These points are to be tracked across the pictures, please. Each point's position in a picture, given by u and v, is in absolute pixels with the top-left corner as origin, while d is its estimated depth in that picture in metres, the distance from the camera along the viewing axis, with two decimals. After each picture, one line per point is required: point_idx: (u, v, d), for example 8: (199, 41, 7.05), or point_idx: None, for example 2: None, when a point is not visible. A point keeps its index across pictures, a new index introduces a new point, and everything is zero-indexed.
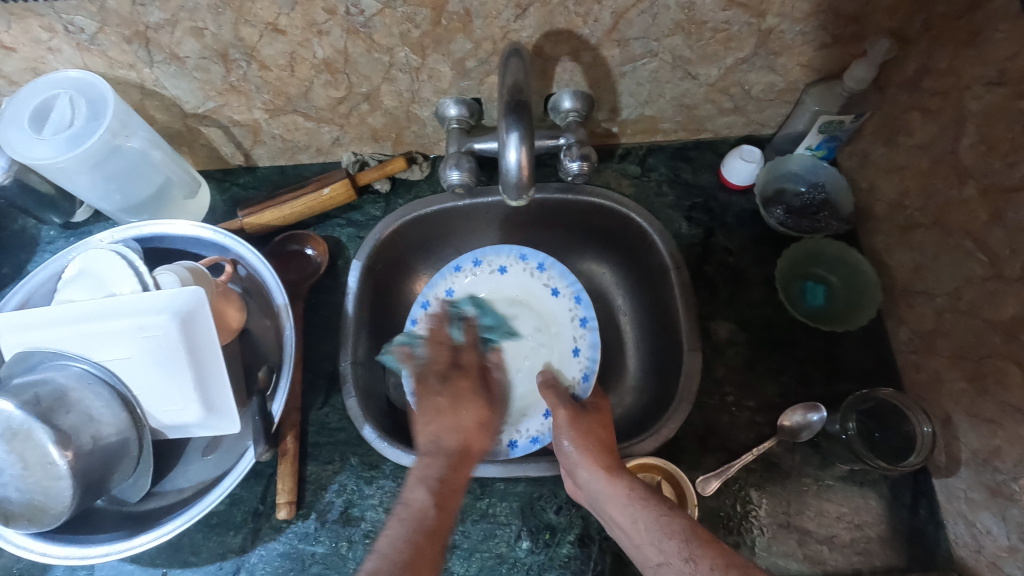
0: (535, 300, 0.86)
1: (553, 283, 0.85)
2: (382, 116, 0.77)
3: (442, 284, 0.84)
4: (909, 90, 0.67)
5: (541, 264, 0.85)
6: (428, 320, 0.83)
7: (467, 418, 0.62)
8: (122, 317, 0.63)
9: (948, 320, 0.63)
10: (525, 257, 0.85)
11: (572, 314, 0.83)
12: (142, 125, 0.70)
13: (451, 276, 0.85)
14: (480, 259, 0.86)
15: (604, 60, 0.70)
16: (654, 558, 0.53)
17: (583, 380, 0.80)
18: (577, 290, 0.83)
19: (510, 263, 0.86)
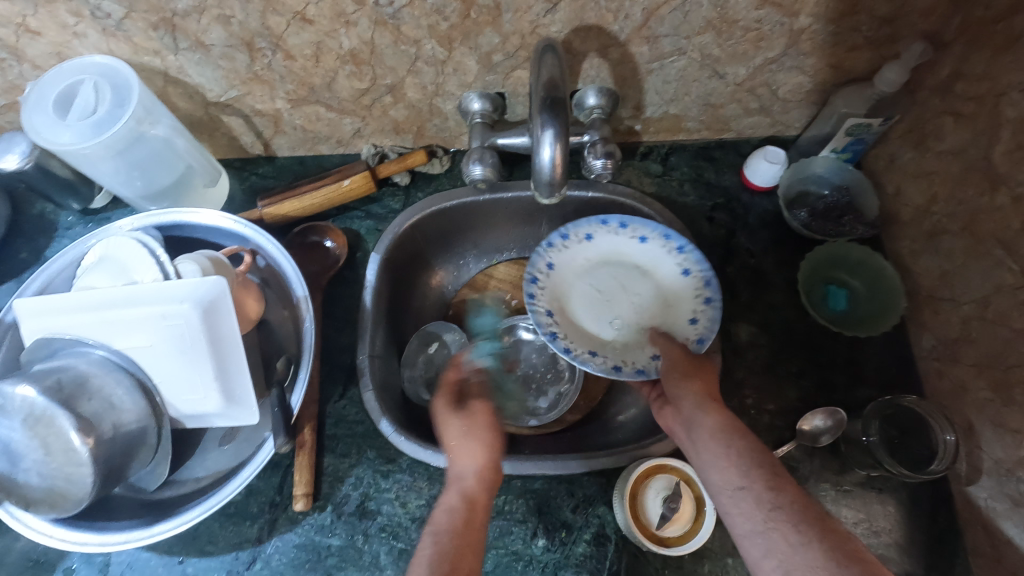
0: (662, 272, 0.76)
1: (639, 232, 0.76)
2: (405, 108, 0.76)
3: (585, 227, 0.77)
4: (942, 94, 0.66)
5: (682, 246, 0.74)
6: (561, 249, 0.78)
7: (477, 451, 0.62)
8: (144, 305, 0.63)
9: (975, 328, 0.63)
10: (669, 236, 0.74)
11: (697, 293, 0.73)
12: (166, 112, 0.69)
13: (596, 225, 0.77)
14: (627, 224, 0.76)
15: (632, 57, 0.69)
16: (734, 482, 0.53)
17: (696, 343, 0.70)
18: (710, 276, 0.72)
19: (652, 235, 0.76)
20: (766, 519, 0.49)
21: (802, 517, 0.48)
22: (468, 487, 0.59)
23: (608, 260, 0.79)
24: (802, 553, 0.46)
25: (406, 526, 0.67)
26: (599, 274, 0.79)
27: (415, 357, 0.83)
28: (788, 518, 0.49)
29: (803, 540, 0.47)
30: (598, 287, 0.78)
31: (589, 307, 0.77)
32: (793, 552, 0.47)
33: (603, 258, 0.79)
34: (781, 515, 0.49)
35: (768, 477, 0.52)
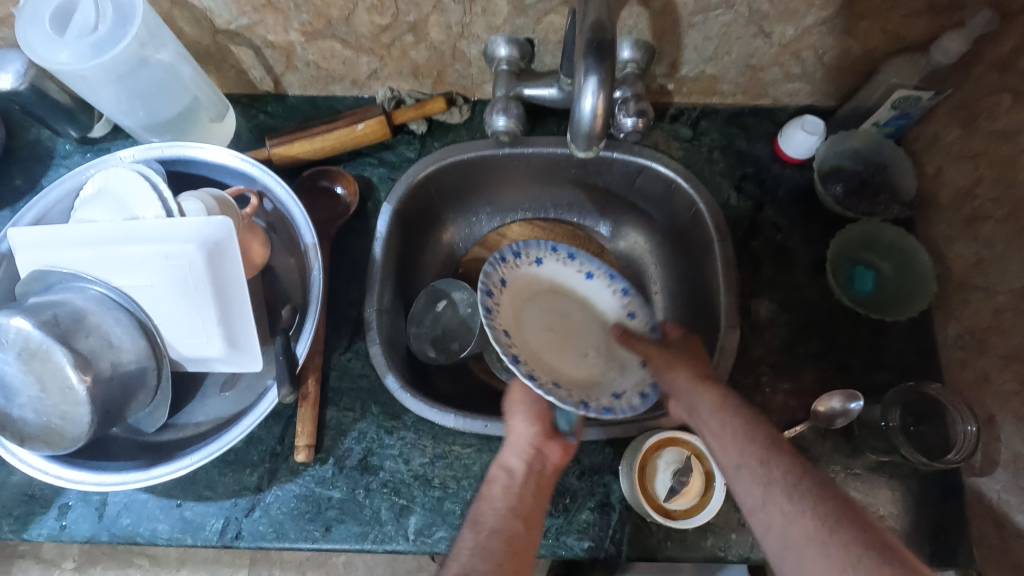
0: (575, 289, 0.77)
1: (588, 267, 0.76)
2: (426, 50, 0.72)
3: (559, 246, 0.76)
4: (1001, 69, 0.62)
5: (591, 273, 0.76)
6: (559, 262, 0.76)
7: (530, 420, 0.61)
8: (146, 242, 0.60)
9: (1008, 318, 0.61)
10: (573, 255, 0.76)
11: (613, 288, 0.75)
12: (172, 37, 0.65)
13: (547, 253, 0.76)
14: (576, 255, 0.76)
15: (675, 7, 0.64)
16: (733, 460, 0.51)
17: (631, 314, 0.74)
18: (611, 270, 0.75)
19: (545, 255, 0.76)
20: (764, 494, 0.47)
21: (799, 488, 0.46)
22: (508, 456, 0.59)
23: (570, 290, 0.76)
24: (797, 525, 0.44)
25: (408, 484, 0.66)
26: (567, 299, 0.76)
27: (422, 315, 0.81)
28: (784, 491, 0.46)
29: (799, 513, 0.45)
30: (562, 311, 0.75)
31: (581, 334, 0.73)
32: (791, 524, 0.45)
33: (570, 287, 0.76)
34: (777, 489, 0.47)
35: (758, 460, 0.49)
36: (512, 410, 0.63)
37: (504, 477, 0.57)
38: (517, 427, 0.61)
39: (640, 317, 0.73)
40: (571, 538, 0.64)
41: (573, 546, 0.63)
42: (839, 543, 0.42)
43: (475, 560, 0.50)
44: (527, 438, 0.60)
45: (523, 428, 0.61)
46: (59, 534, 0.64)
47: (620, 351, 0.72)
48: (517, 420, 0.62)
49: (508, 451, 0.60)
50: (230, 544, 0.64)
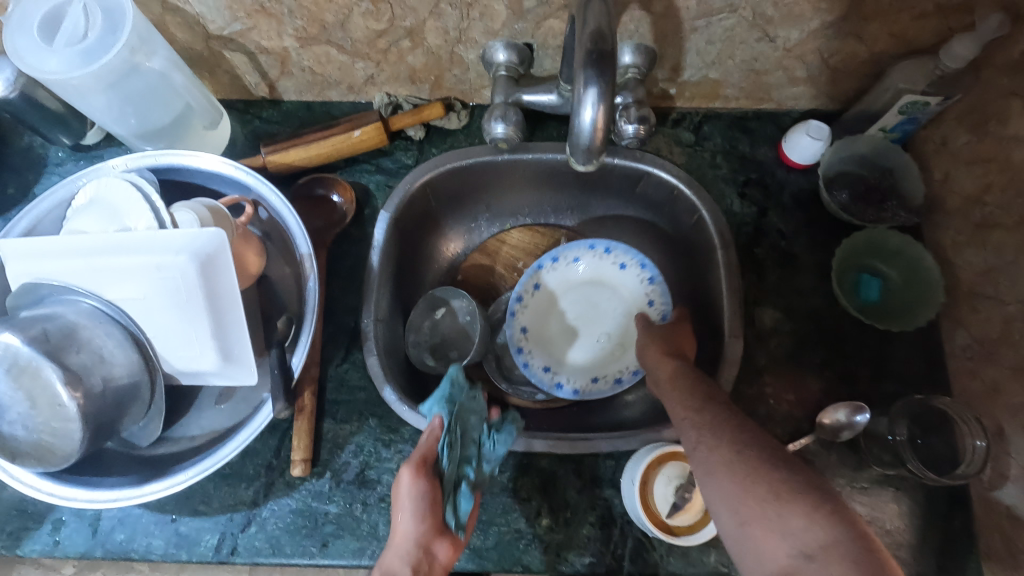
0: (608, 279, 0.82)
1: (622, 259, 0.80)
2: (423, 55, 0.70)
3: (573, 251, 0.81)
4: (1011, 74, 0.60)
5: (608, 247, 0.80)
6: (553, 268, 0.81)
7: (419, 517, 0.55)
8: (137, 254, 0.59)
9: (1018, 329, 0.59)
10: (594, 245, 0.80)
11: (640, 277, 0.79)
12: (164, 44, 0.63)
13: (583, 250, 0.81)
14: (611, 249, 0.80)
15: (677, 11, 0.63)
16: (678, 413, 0.53)
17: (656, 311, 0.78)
18: (643, 259, 0.78)
19: (583, 254, 0.81)
20: (697, 437, 0.50)
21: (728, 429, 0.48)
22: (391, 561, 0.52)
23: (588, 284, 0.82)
24: (717, 456, 0.47)
25: None
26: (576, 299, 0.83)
27: (420, 322, 0.79)
28: (714, 431, 0.49)
29: (724, 446, 0.47)
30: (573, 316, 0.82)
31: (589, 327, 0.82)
32: (715, 458, 0.47)
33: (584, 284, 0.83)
34: (708, 431, 0.49)
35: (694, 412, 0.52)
36: (398, 507, 0.56)
37: None
38: (401, 526, 0.54)
39: (660, 305, 0.78)
40: (572, 554, 0.63)
41: (574, 562, 0.62)
42: (757, 477, 0.44)
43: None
44: (412, 538, 0.54)
45: (411, 525, 0.54)
46: (53, 549, 0.63)
47: (629, 331, 0.80)
48: (401, 517, 0.55)
49: (393, 552, 0.53)
50: (226, 560, 0.63)
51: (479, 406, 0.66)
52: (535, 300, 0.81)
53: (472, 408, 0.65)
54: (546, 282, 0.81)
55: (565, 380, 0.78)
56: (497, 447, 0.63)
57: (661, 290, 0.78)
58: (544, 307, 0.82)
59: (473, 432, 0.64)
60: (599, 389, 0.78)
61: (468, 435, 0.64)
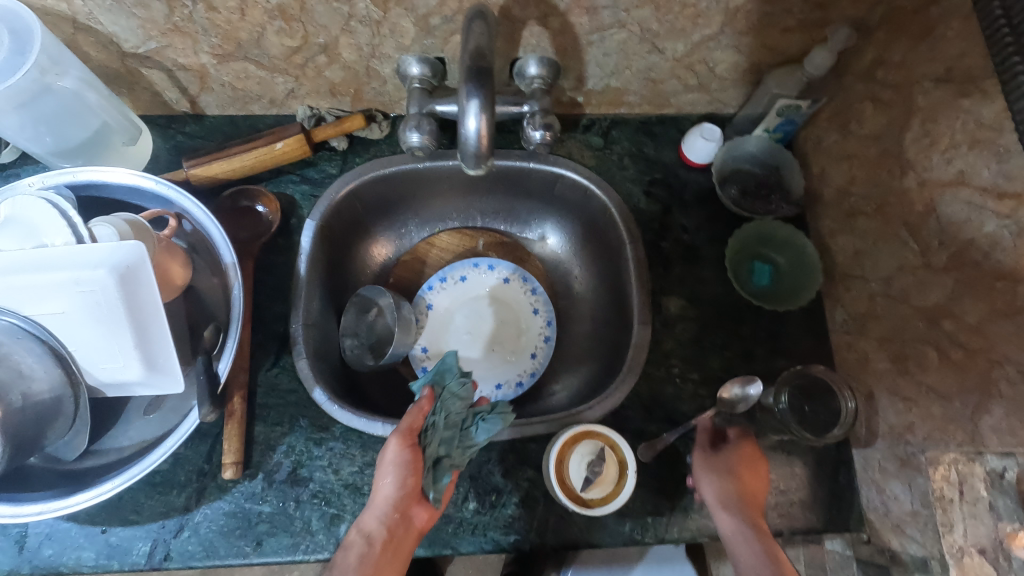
0: (496, 294, 0.88)
1: (505, 273, 0.89)
2: (341, 69, 0.74)
3: (460, 269, 0.89)
4: (864, 79, 0.68)
5: (491, 264, 0.89)
6: (442, 289, 0.88)
7: (400, 482, 0.60)
8: (56, 270, 0.60)
9: (880, 304, 0.67)
10: (477, 261, 0.89)
11: (524, 288, 0.88)
12: (76, 63, 0.65)
13: (468, 267, 0.89)
14: (494, 265, 0.89)
15: (573, 27, 0.68)
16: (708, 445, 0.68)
17: (536, 310, 0.87)
18: (524, 272, 0.89)
19: (470, 272, 0.89)
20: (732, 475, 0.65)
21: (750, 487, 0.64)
22: (370, 523, 0.59)
23: (478, 301, 0.88)
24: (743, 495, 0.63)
25: (339, 493, 0.68)
26: (470, 316, 0.87)
27: (355, 326, 0.82)
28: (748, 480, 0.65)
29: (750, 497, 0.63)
30: (469, 334, 0.86)
31: (484, 343, 0.86)
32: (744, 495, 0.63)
33: (476, 301, 0.88)
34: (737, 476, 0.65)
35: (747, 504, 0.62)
36: (381, 470, 0.61)
37: (360, 543, 0.58)
38: (382, 489, 0.60)
39: (545, 313, 0.87)
40: (498, 533, 0.67)
41: (499, 541, 0.66)
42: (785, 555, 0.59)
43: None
44: (391, 501, 0.59)
45: (392, 491, 0.59)
46: None
47: (522, 342, 0.86)
48: (382, 484, 0.60)
49: (373, 512, 0.59)
50: (158, 566, 0.64)
51: (465, 392, 0.68)
52: (429, 319, 0.87)
53: (456, 393, 0.68)
54: (437, 302, 0.87)
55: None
56: (481, 432, 0.65)
57: (545, 298, 0.87)
58: (439, 326, 0.87)
59: (456, 416, 0.66)
60: (504, 395, 0.83)
61: (451, 418, 0.66)
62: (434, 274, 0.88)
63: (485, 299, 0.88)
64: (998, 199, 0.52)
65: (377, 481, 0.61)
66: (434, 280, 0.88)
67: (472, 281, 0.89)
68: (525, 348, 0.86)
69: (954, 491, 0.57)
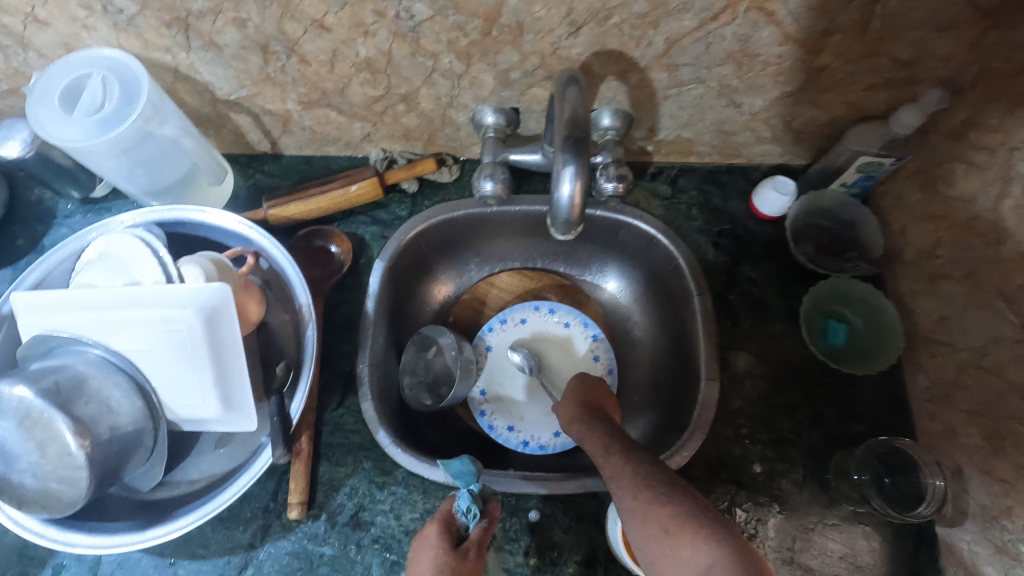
0: (556, 337, 0.88)
1: (565, 317, 0.88)
2: (417, 117, 0.75)
3: (520, 311, 0.88)
4: (955, 140, 0.66)
5: (552, 308, 0.88)
6: (501, 332, 0.88)
7: None
8: (145, 307, 0.62)
9: (970, 375, 0.63)
10: (538, 305, 0.88)
11: (584, 332, 0.87)
12: (175, 111, 0.68)
13: (528, 310, 0.88)
14: (555, 309, 0.88)
15: (650, 82, 0.68)
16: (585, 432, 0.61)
17: (594, 357, 0.86)
18: (586, 318, 0.88)
19: (530, 314, 0.88)
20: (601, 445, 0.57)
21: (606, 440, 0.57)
22: None
23: (535, 345, 0.87)
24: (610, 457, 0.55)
25: (399, 539, 0.68)
26: (528, 360, 0.87)
27: (414, 364, 0.83)
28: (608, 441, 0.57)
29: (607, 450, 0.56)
30: (526, 381, 0.86)
31: (540, 388, 0.85)
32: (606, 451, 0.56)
33: (534, 345, 0.87)
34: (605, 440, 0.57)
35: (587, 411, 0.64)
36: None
37: None
38: None
39: (605, 360, 0.86)
40: None
41: None
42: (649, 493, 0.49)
43: None
44: None
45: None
46: None
47: None
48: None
49: None
50: None
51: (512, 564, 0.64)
52: (488, 361, 0.86)
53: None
54: (496, 344, 0.87)
55: (530, 436, 0.82)
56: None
57: (606, 346, 0.86)
58: (498, 368, 0.86)
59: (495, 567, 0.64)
60: (562, 442, 0.82)
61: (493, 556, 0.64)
62: (492, 316, 0.88)
63: (543, 343, 0.87)
64: None
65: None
66: (492, 321, 0.88)
67: (531, 324, 0.88)
68: None
69: None
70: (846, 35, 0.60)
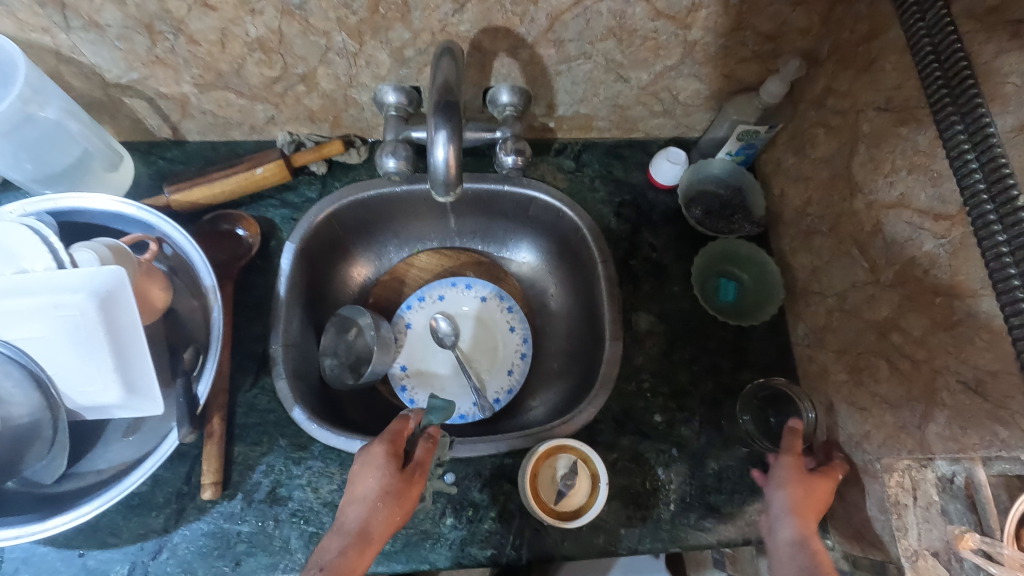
0: (475, 311, 0.90)
1: (482, 292, 0.91)
2: (319, 98, 0.76)
3: (438, 288, 0.91)
4: (816, 106, 0.73)
5: (469, 283, 0.91)
6: (420, 309, 0.90)
7: (370, 507, 0.60)
8: (34, 295, 0.61)
9: (836, 318, 0.70)
10: (455, 282, 0.91)
11: (501, 304, 0.91)
12: (59, 93, 0.67)
13: (446, 287, 0.91)
14: (472, 284, 0.91)
15: (541, 58, 0.72)
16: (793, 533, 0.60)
17: (511, 329, 0.90)
18: (502, 292, 0.91)
19: (448, 291, 0.91)
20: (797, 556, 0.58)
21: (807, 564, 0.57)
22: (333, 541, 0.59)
23: (454, 320, 0.89)
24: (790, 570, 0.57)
25: (317, 511, 0.69)
26: (446, 335, 0.89)
27: (335, 346, 0.84)
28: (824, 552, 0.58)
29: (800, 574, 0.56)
30: (446, 355, 0.88)
31: (460, 360, 0.88)
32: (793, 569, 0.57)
33: (453, 319, 0.89)
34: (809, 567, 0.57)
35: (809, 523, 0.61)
36: (357, 490, 0.61)
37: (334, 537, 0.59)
38: (350, 514, 0.60)
39: (521, 330, 0.90)
40: (475, 548, 0.68)
41: (476, 555, 0.68)
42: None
43: None
44: (364, 515, 0.60)
45: (378, 518, 0.60)
46: None
47: (502, 357, 0.88)
48: (361, 504, 0.60)
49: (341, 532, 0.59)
50: None
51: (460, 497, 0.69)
52: (408, 338, 0.88)
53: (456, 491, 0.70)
54: (415, 321, 0.89)
55: None
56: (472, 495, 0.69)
57: (521, 316, 0.90)
58: (418, 344, 0.88)
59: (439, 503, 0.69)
60: (481, 410, 0.84)
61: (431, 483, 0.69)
62: (410, 295, 0.91)
63: (461, 317, 0.90)
64: (934, 220, 0.56)
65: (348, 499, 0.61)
66: (411, 299, 0.90)
67: (449, 299, 0.91)
68: (498, 365, 0.88)
69: (907, 496, 0.59)
70: (712, 10, 0.66)
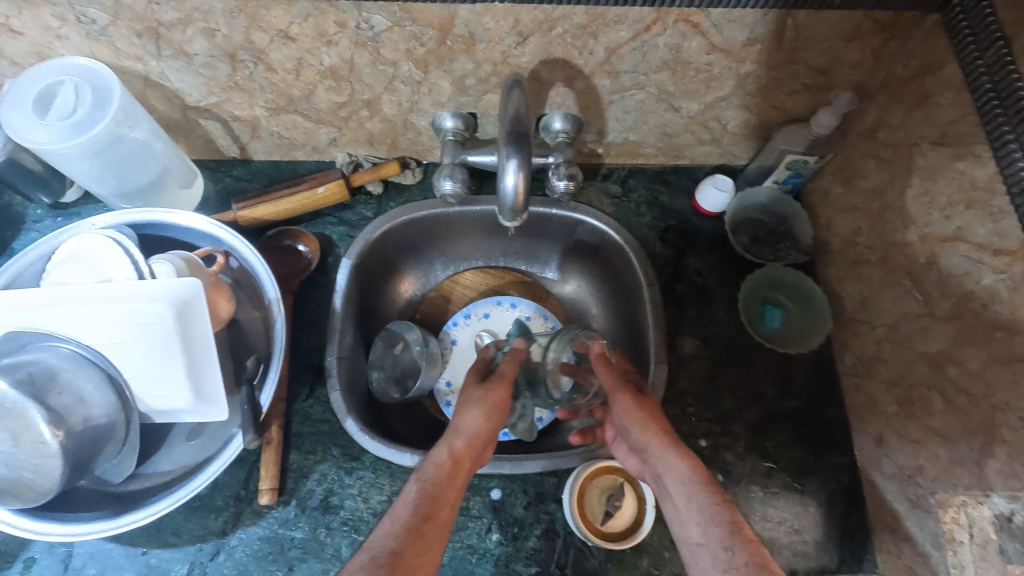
0: None
1: (527, 311, 0.93)
2: (380, 122, 0.80)
3: (483, 306, 0.93)
4: (867, 138, 0.74)
5: (514, 303, 0.93)
6: (465, 326, 0.93)
7: (483, 413, 0.66)
8: (118, 303, 0.65)
9: (886, 348, 0.70)
10: (500, 300, 0.93)
11: (545, 325, 0.92)
12: (146, 117, 0.72)
13: (491, 305, 0.93)
14: (517, 304, 0.93)
15: (595, 88, 0.74)
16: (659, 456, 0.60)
17: None
18: (546, 312, 0.93)
19: (493, 310, 0.93)
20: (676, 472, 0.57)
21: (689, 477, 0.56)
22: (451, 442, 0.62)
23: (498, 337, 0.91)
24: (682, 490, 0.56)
25: (367, 520, 0.71)
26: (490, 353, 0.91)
27: (382, 359, 0.86)
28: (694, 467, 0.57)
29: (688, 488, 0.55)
30: None
31: None
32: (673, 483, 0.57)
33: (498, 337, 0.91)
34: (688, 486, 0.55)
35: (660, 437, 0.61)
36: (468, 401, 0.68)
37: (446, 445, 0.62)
38: (465, 421, 0.65)
39: None
40: (519, 565, 0.69)
41: (520, 572, 0.69)
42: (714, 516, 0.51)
43: (397, 541, 0.50)
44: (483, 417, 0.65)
45: (476, 418, 0.65)
46: None
47: None
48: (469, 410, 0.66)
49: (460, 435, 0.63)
50: None
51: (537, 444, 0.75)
52: (453, 354, 0.91)
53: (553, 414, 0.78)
54: (460, 338, 0.92)
55: None
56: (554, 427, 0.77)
57: None
58: (462, 360, 0.90)
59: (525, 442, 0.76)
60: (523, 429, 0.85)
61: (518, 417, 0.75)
62: (456, 312, 0.93)
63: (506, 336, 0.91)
64: (994, 255, 0.56)
65: (460, 413, 0.66)
66: (457, 316, 0.93)
67: (494, 318, 0.93)
68: None
69: (963, 533, 0.58)
70: (766, 45, 0.67)
